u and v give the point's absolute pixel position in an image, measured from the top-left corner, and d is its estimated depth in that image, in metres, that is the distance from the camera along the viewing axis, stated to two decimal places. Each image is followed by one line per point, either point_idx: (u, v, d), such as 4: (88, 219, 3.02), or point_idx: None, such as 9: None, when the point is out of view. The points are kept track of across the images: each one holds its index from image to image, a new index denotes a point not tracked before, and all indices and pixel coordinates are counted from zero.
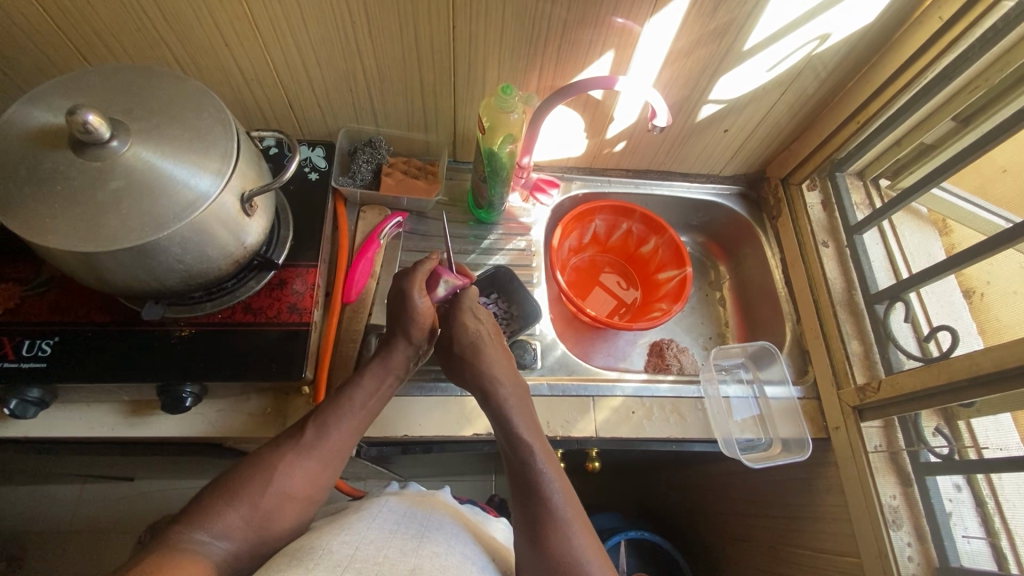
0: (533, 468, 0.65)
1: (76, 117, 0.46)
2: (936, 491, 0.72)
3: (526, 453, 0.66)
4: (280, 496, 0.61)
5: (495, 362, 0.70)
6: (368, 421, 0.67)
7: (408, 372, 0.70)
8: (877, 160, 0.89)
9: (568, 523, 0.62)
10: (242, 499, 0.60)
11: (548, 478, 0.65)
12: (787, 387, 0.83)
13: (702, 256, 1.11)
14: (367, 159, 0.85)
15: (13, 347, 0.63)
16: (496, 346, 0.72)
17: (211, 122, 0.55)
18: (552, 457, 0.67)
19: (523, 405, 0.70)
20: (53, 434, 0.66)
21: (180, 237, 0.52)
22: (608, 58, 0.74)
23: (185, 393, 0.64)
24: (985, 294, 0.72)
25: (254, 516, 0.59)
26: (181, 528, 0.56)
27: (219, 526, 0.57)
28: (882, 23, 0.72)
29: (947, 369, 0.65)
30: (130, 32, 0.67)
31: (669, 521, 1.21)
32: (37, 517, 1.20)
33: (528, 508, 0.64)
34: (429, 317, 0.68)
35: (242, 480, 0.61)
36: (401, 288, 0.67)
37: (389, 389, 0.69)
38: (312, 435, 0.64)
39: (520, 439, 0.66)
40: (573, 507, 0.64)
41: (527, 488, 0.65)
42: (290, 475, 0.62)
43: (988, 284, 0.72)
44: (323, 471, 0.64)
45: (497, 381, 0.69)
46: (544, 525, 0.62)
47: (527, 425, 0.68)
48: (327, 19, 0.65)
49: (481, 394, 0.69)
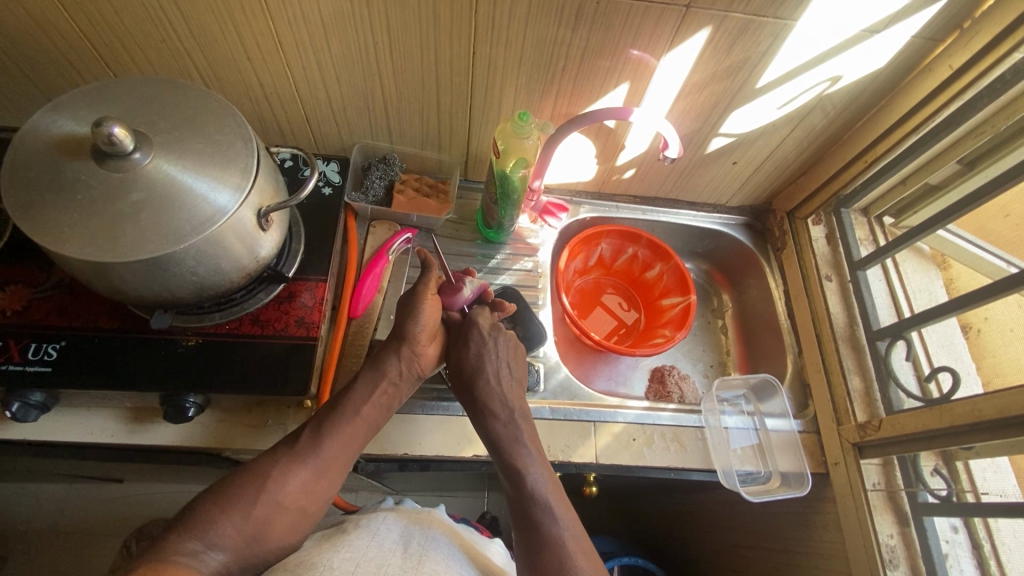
0: (531, 494, 0.65)
1: (102, 129, 0.47)
2: (934, 532, 0.72)
3: (523, 480, 0.65)
4: (274, 507, 0.61)
5: (494, 389, 0.70)
6: (363, 431, 0.67)
7: (403, 381, 0.69)
8: (882, 198, 0.90)
9: (565, 546, 0.62)
10: (233, 507, 0.59)
11: (547, 504, 0.64)
12: (788, 420, 0.83)
13: (706, 283, 1.12)
14: (380, 175, 0.85)
15: (19, 349, 0.63)
16: (497, 374, 0.71)
17: (232, 137, 0.55)
18: (552, 479, 0.67)
19: (521, 429, 0.69)
20: (50, 440, 0.66)
21: (195, 250, 0.53)
22: (623, 89, 0.75)
23: (186, 403, 0.63)
24: (982, 329, 0.75)
25: (247, 525, 0.59)
26: (176, 537, 0.56)
27: (212, 535, 0.57)
28: (893, 67, 0.73)
29: (948, 412, 0.65)
30: (155, 43, 0.68)
31: (661, 547, 1.20)
32: (23, 516, 1.19)
33: (527, 531, 0.64)
34: (430, 323, 0.70)
35: (235, 488, 0.61)
36: (409, 296, 0.72)
37: (385, 398, 0.68)
38: (306, 441, 0.64)
39: (516, 467, 0.66)
40: (574, 533, 0.64)
41: (525, 514, 0.64)
42: (284, 484, 0.62)
43: (985, 320, 0.75)
44: (318, 482, 0.63)
45: (492, 406, 0.69)
46: (542, 550, 0.62)
47: (525, 451, 0.67)
48: (350, 38, 0.67)
49: (479, 421, 0.69)
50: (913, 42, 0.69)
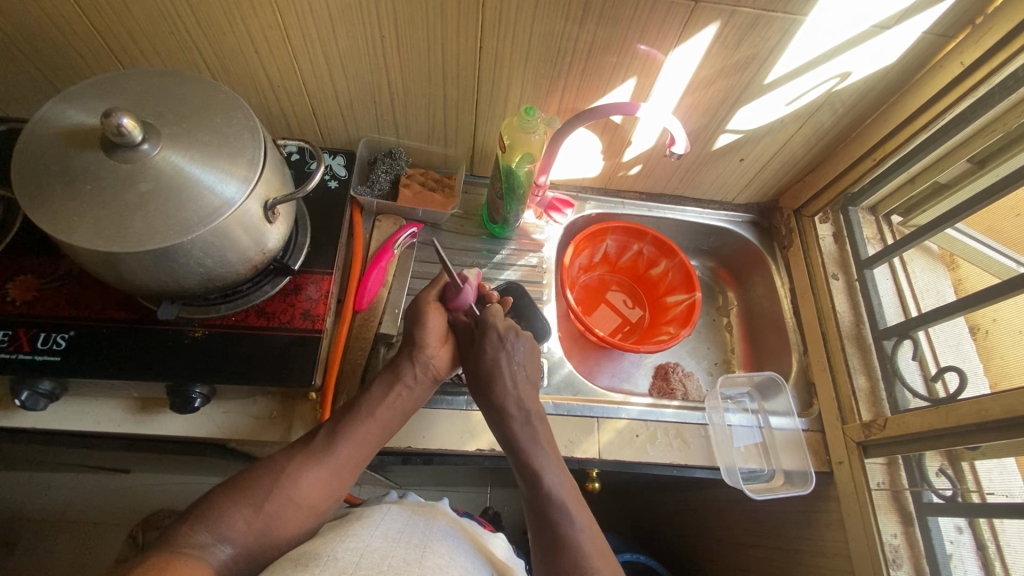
0: (547, 497, 0.64)
1: (111, 120, 0.47)
2: (937, 532, 0.71)
3: (539, 482, 0.65)
4: (286, 502, 0.61)
5: (510, 390, 0.70)
6: (377, 433, 0.67)
7: (418, 386, 0.69)
8: (891, 196, 0.90)
9: (583, 548, 0.61)
10: (246, 500, 0.60)
11: (563, 507, 0.64)
12: (792, 418, 0.83)
13: (711, 281, 1.12)
14: (386, 170, 0.86)
15: (28, 338, 0.63)
16: (514, 373, 0.70)
17: (240, 129, 0.56)
18: (569, 480, 0.67)
19: (538, 430, 0.69)
20: (58, 429, 0.66)
21: (202, 242, 0.53)
22: (630, 84, 0.75)
23: (194, 394, 0.64)
24: (990, 332, 0.74)
25: (257, 520, 0.60)
26: (187, 528, 0.57)
27: (223, 528, 0.58)
28: (903, 64, 0.72)
29: (954, 412, 0.65)
30: (164, 36, 0.68)
31: (663, 545, 1.20)
32: (31, 505, 1.20)
33: (545, 531, 0.63)
34: (438, 330, 0.71)
35: (251, 483, 0.62)
36: (414, 304, 0.73)
37: (401, 402, 0.68)
38: (321, 440, 0.65)
39: (532, 469, 0.66)
40: (591, 535, 0.63)
41: (543, 517, 0.64)
42: (297, 480, 0.62)
43: (993, 321, 0.74)
44: (330, 480, 0.64)
45: (508, 406, 0.69)
46: (559, 550, 0.62)
47: (543, 453, 0.67)
48: (356, 31, 0.67)
49: (496, 421, 0.70)
50: (924, 38, 0.68)
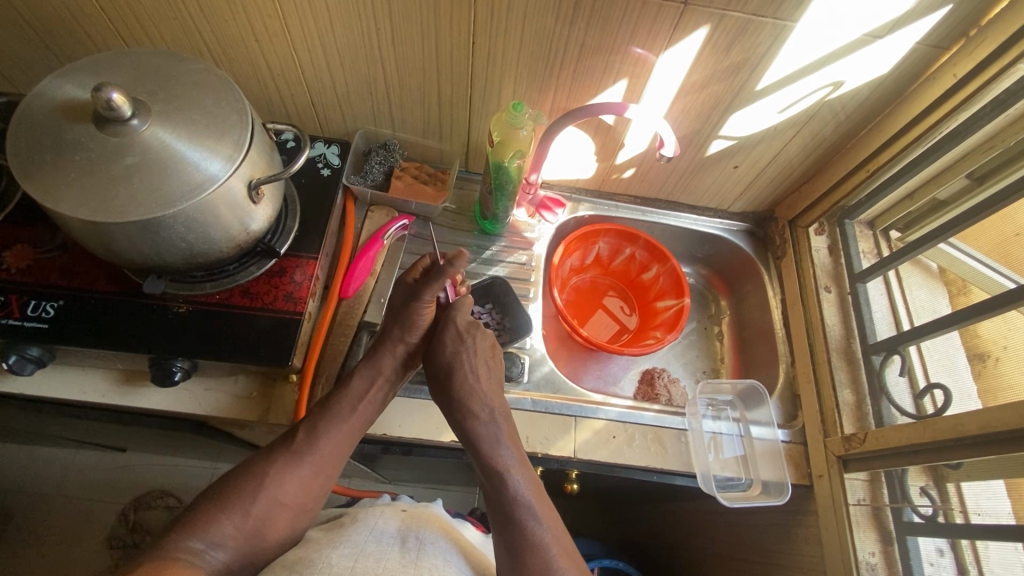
0: (513, 497, 0.66)
1: (102, 94, 0.49)
2: (917, 553, 0.70)
3: (503, 480, 0.67)
4: (274, 503, 0.64)
5: (473, 388, 0.71)
6: (358, 428, 0.69)
7: (397, 378, 0.72)
8: (888, 211, 0.88)
9: (547, 549, 0.64)
10: (233, 507, 0.62)
11: (528, 506, 0.66)
12: (773, 429, 0.82)
13: (704, 289, 1.11)
14: (380, 161, 0.87)
15: (19, 305, 0.65)
16: (477, 374, 0.72)
17: (229, 110, 0.57)
18: (533, 479, 0.69)
19: (502, 430, 0.70)
20: (43, 395, 0.68)
21: (185, 216, 0.54)
22: (621, 86, 0.76)
23: (174, 367, 0.65)
24: (1000, 359, 0.68)
25: (247, 523, 0.62)
26: (176, 535, 0.58)
27: (212, 534, 0.60)
28: (898, 74, 0.72)
29: (933, 427, 0.64)
30: (168, 20, 0.70)
31: (646, 555, 1.18)
32: (26, 478, 1.23)
33: (509, 533, 0.65)
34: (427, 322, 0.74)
35: (234, 490, 0.63)
36: (401, 288, 0.76)
37: (380, 395, 0.70)
38: (303, 439, 0.66)
39: (498, 469, 0.67)
40: (556, 535, 0.65)
41: (508, 517, 0.66)
42: (283, 481, 0.64)
43: (1004, 348, 0.68)
44: (315, 479, 0.66)
45: (473, 408, 0.70)
46: (526, 552, 0.63)
47: (506, 453, 0.68)
48: (353, 23, 0.68)
49: (458, 422, 0.70)
50: (917, 49, 0.68)
